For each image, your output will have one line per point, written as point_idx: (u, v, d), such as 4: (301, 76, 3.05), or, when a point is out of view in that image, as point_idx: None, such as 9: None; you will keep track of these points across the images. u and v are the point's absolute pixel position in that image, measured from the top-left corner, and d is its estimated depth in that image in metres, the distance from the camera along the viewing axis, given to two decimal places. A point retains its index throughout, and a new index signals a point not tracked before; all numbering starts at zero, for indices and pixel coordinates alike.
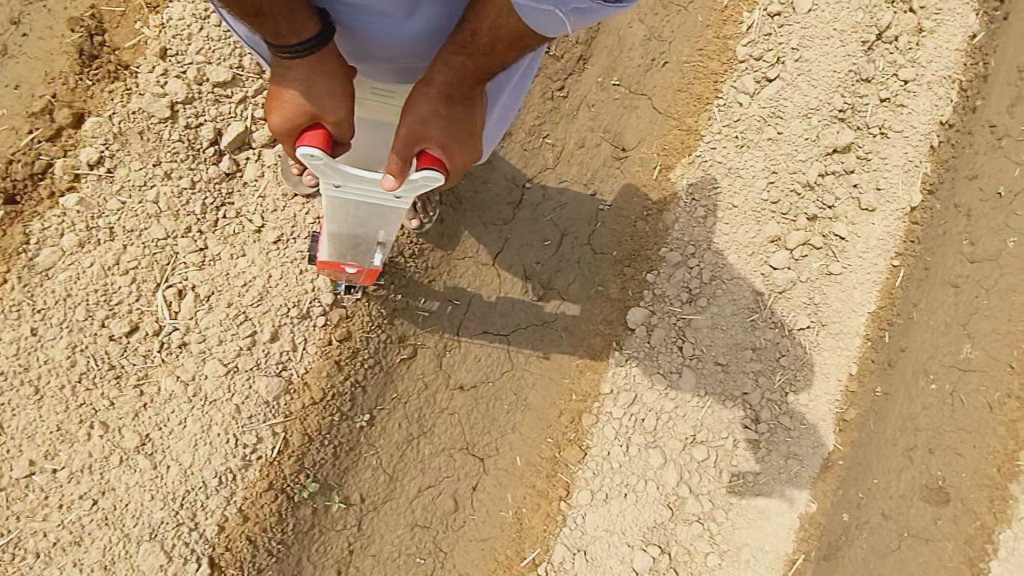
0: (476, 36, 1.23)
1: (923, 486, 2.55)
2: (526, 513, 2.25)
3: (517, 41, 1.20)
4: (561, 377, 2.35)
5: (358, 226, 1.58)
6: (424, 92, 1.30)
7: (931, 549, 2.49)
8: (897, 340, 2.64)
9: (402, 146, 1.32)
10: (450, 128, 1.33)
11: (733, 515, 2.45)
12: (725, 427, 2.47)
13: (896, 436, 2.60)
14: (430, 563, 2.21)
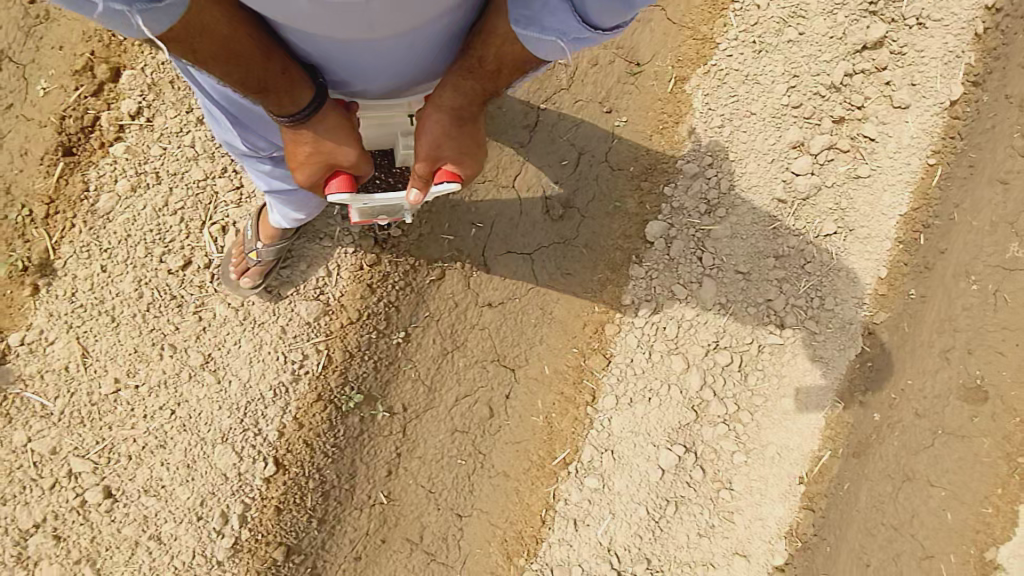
0: (483, 63, 1.32)
1: (960, 384, 2.57)
2: (555, 417, 2.41)
3: (519, 65, 1.31)
4: (584, 292, 2.44)
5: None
6: (437, 118, 1.41)
7: (965, 445, 2.55)
8: (937, 243, 2.61)
9: (422, 167, 1.50)
10: (462, 144, 1.47)
11: (759, 416, 2.55)
12: (750, 333, 2.52)
13: (932, 338, 2.60)
14: (471, 463, 2.46)
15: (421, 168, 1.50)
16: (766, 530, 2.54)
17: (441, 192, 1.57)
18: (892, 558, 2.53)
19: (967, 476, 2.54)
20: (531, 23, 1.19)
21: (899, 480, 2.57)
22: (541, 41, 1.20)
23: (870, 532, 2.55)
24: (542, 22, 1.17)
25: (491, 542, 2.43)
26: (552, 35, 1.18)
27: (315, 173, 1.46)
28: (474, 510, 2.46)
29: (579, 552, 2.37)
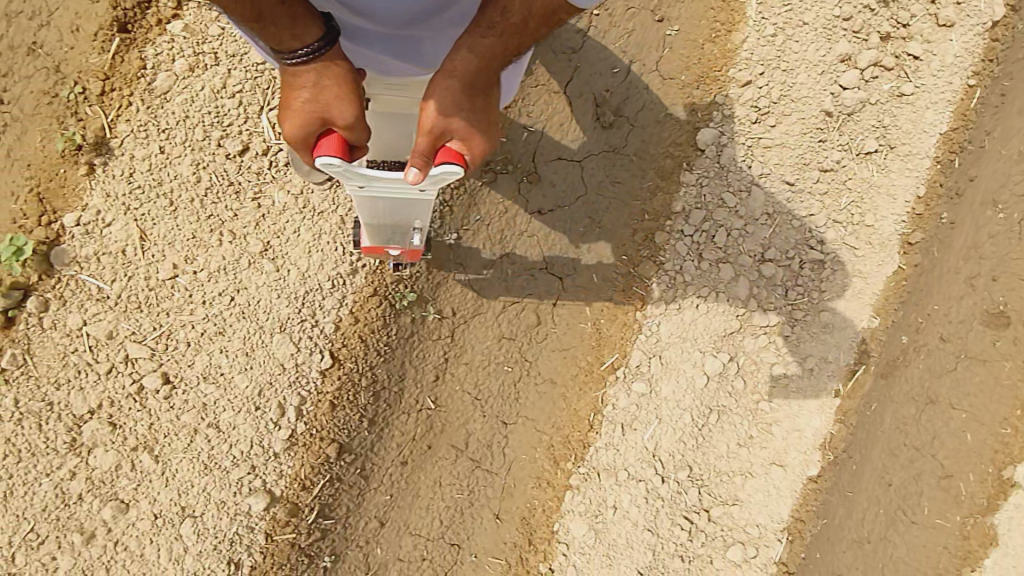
0: (507, 14, 1.30)
1: (982, 311, 2.47)
2: (604, 323, 2.43)
3: (551, 14, 1.29)
4: (634, 201, 2.46)
5: (392, 214, 1.67)
6: (446, 84, 1.31)
7: (986, 369, 2.44)
8: (966, 171, 2.59)
9: (423, 142, 1.34)
10: (473, 117, 1.34)
11: (799, 329, 2.60)
12: (793, 248, 2.56)
13: (958, 264, 2.54)
14: (518, 370, 2.45)
15: (423, 145, 1.34)
16: (803, 442, 2.60)
17: (442, 179, 1.38)
18: (913, 478, 2.48)
19: (989, 403, 2.42)
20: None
21: (923, 402, 2.51)
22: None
23: (893, 453, 2.51)
24: None
25: (537, 447, 2.45)
26: None
27: (309, 127, 1.31)
28: (520, 417, 2.46)
29: (625, 457, 2.39)
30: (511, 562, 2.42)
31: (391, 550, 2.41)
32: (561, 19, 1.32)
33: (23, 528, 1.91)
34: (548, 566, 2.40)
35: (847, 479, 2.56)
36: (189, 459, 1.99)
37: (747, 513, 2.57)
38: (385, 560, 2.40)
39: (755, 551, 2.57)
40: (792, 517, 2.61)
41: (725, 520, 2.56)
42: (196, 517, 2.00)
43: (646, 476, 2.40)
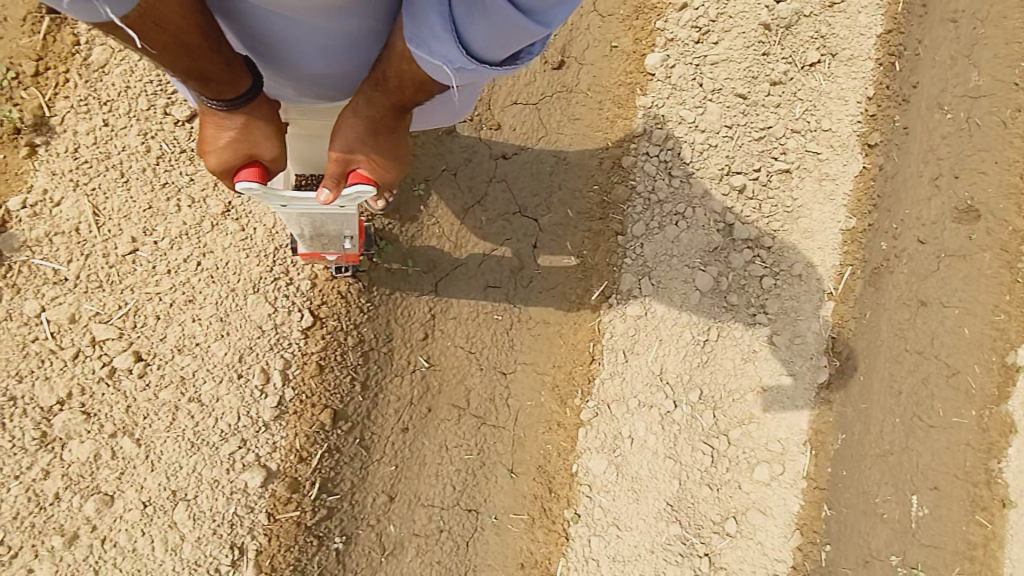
0: (388, 79, 1.31)
1: (952, 208, 2.72)
2: (588, 253, 2.40)
3: (421, 84, 1.28)
4: (595, 132, 2.47)
5: (322, 225, 1.65)
6: (350, 122, 1.39)
7: (969, 263, 2.70)
8: (908, 79, 2.76)
9: (335, 170, 1.46)
10: (377, 151, 1.42)
11: (781, 240, 2.59)
12: (757, 158, 2.58)
13: (920, 168, 2.75)
14: (508, 318, 2.37)
15: (335, 170, 1.45)
16: (805, 349, 2.56)
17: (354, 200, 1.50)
18: (922, 382, 2.64)
19: (977, 291, 2.68)
20: (422, 44, 1.16)
21: (916, 305, 2.68)
22: (434, 65, 1.18)
23: (898, 360, 2.66)
24: (429, 45, 1.15)
25: (541, 390, 2.37)
26: (439, 60, 1.16)
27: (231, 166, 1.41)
28: (518, 364, 2.37)
29: (632, 384, 2.33)
30: (534, 514, 2.32)
31: (404, 526, 2.27)
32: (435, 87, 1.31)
33: None
34: (573, 511, 2.29)
35: (858, 392, 2.62)
36: (174, 438, 1.87)
37: (766, 431, 2.52)
38: (400, 537, 2.27)
39: (781, 468, 2.52)
40: (811, 429, 2.56)
41: (745, 441, 2.50)
42: (189, 500, 1.88)
43: (657, 402, 2.34)
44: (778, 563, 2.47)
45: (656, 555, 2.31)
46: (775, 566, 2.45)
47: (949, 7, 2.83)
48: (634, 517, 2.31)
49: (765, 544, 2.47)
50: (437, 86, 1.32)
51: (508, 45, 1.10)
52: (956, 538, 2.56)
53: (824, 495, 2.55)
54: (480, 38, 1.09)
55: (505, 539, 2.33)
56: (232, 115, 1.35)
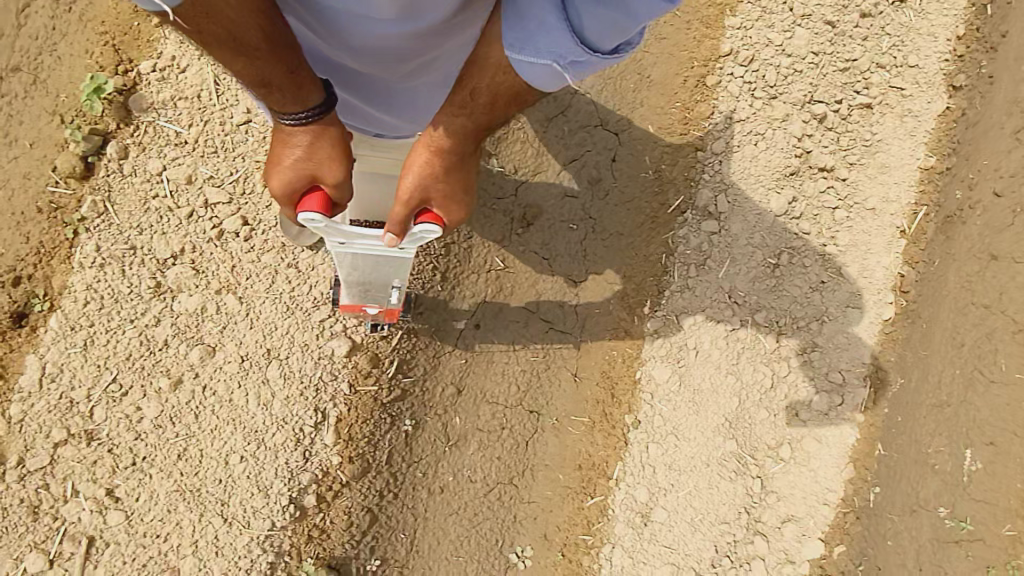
0: (475, 95, 1.31)
1: None
2: (666, 168, 2.44)
3: (515, 95, 1.31)
4: (681, 51, 2.49)
5: (372, 269, 1.71)
6: (427, 156, 1.40)
7: None
8: (997, 28, 2.65)
9: (404, 207, 1.48)
10: (448, 184, 1.45)
11: (859, 174, 2.60)
12: (840, 90, 2.58)
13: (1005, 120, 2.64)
14: (582, 229, 2.46)
15: (404, 207, 1.48)
16: (873, 284, 2.58)
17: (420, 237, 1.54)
18: (985, 337, 2.49)
19: None
20: (528, 46, 1.19)
21: (986, 259, 2.53)
22: (537, 66, 1.21)
23: (962, 311, 2.53)
24: (537, 42, 1.18)
25: (610, 299, 2.42)
26: (546, 56, 1.18)
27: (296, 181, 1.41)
28: (589, 273, 2.44)
29: (701, 298, 2.38)
30: (595, 418, 2.39)
31: (469, 420, 2.39)
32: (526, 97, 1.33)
33: (106, 379, 1.91)
34: (634, 417, 2.34)
35: (919, 339, 2.56)
36: (272, 299, 1.99)
37: (828, 361, 2.53)
38: (465, 431, 2.38)
39: (841, 399, 2.53)
40: (873, 363, 2.58)
41: (807, 370, 2.51)
42: (282, 359, 2.00)
43: (723, 317, 2.39)
44: (829, 492, 2.49)
45: (711, 468, 2.35)
46: (824, 495, 2.48)
47: None
48: (693, 429, 2.35)
49: (819, 472, 2.49)
50: (528, 97, 1.34)
51: (623, 30, 1.16)
52: (1008, 495, 2.36)
53: (880, 428, 2.55)
54: (596, 24, 1.14)
55: (563, 441, 2.41)
56: (301, 131, 1.36)
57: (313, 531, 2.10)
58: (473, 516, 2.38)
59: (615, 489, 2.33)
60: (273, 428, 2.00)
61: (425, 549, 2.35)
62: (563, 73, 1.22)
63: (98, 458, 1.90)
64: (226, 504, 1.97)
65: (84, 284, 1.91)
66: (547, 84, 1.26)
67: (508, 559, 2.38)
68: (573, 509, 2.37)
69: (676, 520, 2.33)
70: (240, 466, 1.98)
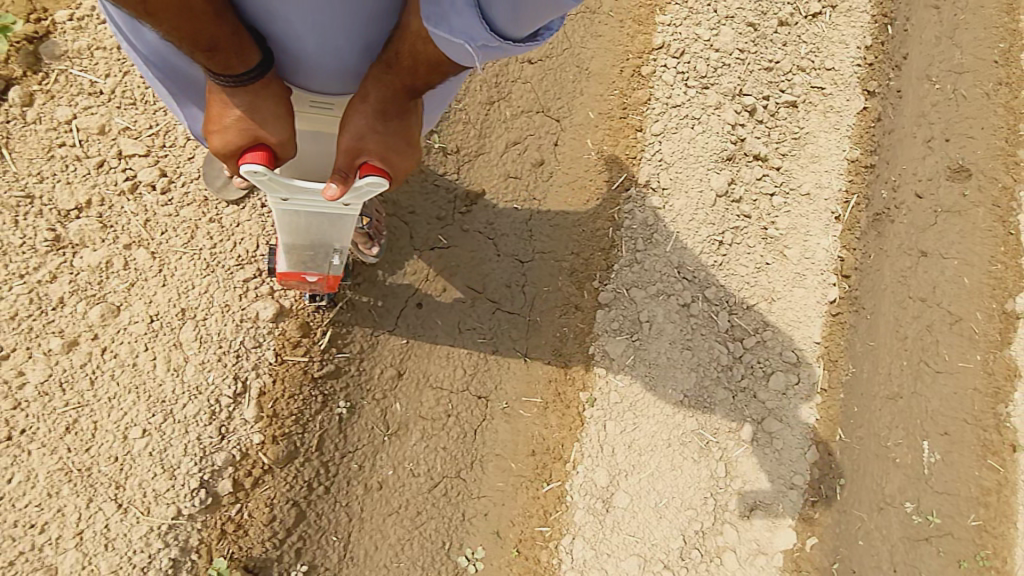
0: (399, 59, 1.19)
1: (946, 167, 2.82)
2: (608, 149, 2.50)
3: (437, 64, 1.16)
4: (616, 46, 2.63)
5: (314, 231, 1.56)
6: (359, 109, 1.26)
7: (966, 219, 2.78)
8: (899, 50, 2.93)
9: (344, 159, 1.31)
10: (389, 138, 1.30)
11: (791, 163, 2.72)
12: (766, 86, 2.74)
13: (914, 130, 2.87)
14: (528, 209, 2.43)
15: (342, 161, 1.32)
16: (815, 264, 2.62)
17: (365, 191, 1.34)
18: (926, 330, 2.67)
19: (972, 244, 2.75)
20: (441, 22, 1.04)
21: (916, 255, 2.74)
22: (453, 44, 1.06)
23: (902, 305, 2.69)
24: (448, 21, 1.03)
25: (558, 276, 2.37)
26: (459, 38, 1.04)
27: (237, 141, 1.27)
28: (537, 253, 2.40)
29: (652, 273, 2.36)
30: (547, 399, 2.25)
31: (411, 406, 2.18)
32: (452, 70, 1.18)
33: None
34: (589, 394, 2.22)
35: (866, 329, 2.64)
36: (189, 255, 1.85)
37: (779, 340, 2.51)
38: (405, 418, 2.17)
39: (797, 378, 2.49)
40: (823, 342, 2.57)
41: (759, 350, 2.48)
42: (198, 321, 1.82)
43: (675, 291, 2.36)
44: (796, 476, 2.38)
45: (672, 448, 2.23)
46: (792, 479, 2.37)
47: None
48: (651, 406, 2.24)
49: (783, 453, 2.39)
50: (454, 69, 1.19)
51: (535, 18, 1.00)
52: (971, 485, 2.52)
53: (838, 409, 2.53)
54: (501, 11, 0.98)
55: (515, 427, 2.24)
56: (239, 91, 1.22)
57: (227, 525, 1.84)
58: (417, 516, 2.12)
59: (573, 473, 2.15)
60: (183, 399, 1.78)
61: (361, 556, 2.07)
62: (479, 54, 1.08)
63: None
64: (121, 487, 1.69)
65: None
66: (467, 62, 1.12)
67: (457, 563, 2.12)
68: (528, 499, 2.17)
69: (639, 507, 2.16)
70: (141, 443, 1.72)
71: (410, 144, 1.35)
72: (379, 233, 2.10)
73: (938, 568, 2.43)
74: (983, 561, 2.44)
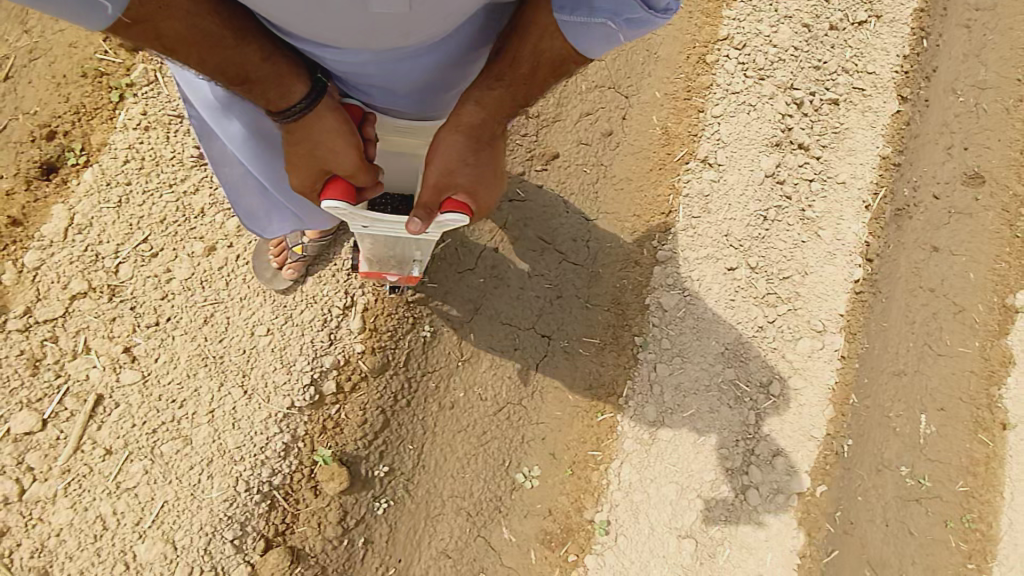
0: (516, 64, 1.31)
1: (962, 172, 3.05)
2: (671, 124, 2.73)
3: (560, 62, 1.30)
4: (685, 34, 2.86)
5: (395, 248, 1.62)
6: (452, 139, 1.38)
7: (975, 221, 3.00)
8: (931, 62, 3.16)
9: (430, 196, 1.39)
10: (476, 172, 1.40)
11: (829, 154, 2.94)
12: (815, 82, 2.98)
13: (936, 137, 3.11)
14: (595, 173, 2.66)
15: (428, 197, 1.39)
16: (846, 246, 2.86)
17: (449, 226, 1.42)
18: (932, 316, 2.90)
19: (980, 243, 2.98)
20: (580, 8, 1.19)
21: (929, 249, 2.98)
22: (594, 27, 1.20)
23: (913, 293, 2.93)
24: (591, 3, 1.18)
25: (620, 235, 2.61)
26: (602, 17, 1.18)
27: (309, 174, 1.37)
28: (601, 214, 2.63)
29: (703, 238, 2.59)
30: (605, 340, 2.51)
31: (482, 338, 2.41)
32: (569, 68, 1.33)
33: (136, 239, 1.87)
34: (643, 338, 2.47)
35: (880, 309, 2.88)
36: None
37: (809, 310, 2.76)
38: (477, 347, 2.40)
39: (821, 344, 2.75)
40: (845, 316, 2.82)
41: (791, 318, 2.73)
42: None
43: (723, 257, 2.61)
44: (815, 428, 2.67)
45: (711, 391, 2.49)
46: (810, 430, 2.65)
47: (965, 15, 3.24)
48: (697, 354, 2.50)
49: (804, 407, 2.67)
50: (574, 66, 1.34)
51: None
52: (960, 454, 2.75)
53: (853, 375, 2.77)
54: None
55: (575, 364, 2.48)
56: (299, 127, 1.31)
57: (328, 423, 2.05)
58: (482, 434, 2.36)
59: (624, 406, 2.42)
60: (302, 306, 2.01)
61: (431, 465, 2.30)
62: (616, 33, 1.23)
63: (117, 315, 1.83)
64: (247, 376, 1.91)
65: (126, 144, 1.92)
66: (601, 48, 1.27)
67: (515, 479, 2.36)
68: (583, 426, 2.43)
69: (680, 440, 2.43)
70: (265, 339, 1.95)
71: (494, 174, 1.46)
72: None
73: (925, 525, 2.66)
74: (968, 524, 2.66)
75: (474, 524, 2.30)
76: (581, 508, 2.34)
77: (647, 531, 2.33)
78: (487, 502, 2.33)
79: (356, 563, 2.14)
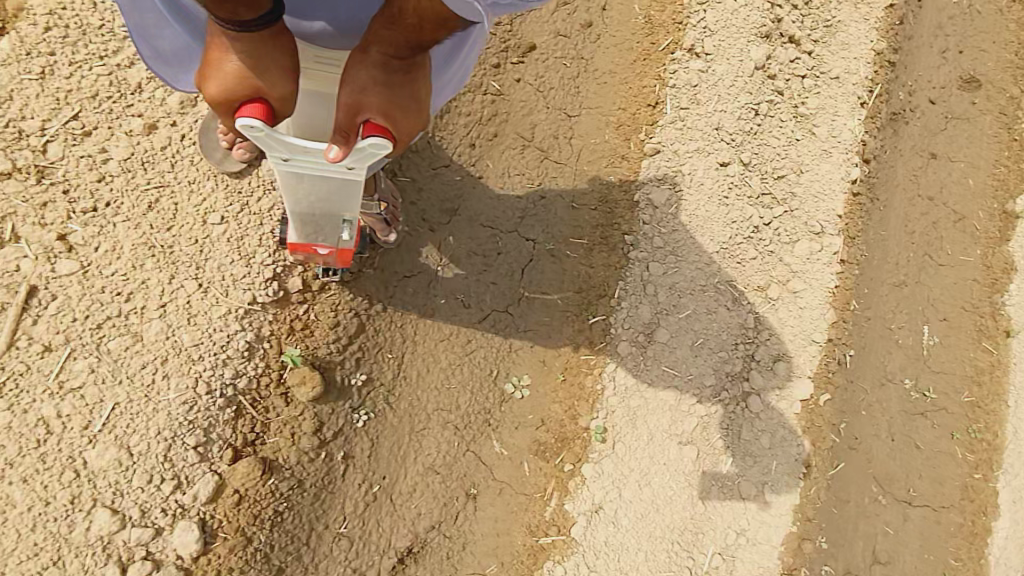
0: (404, 17, 1.14)
1: (958, 77, 2.94)
2: (655, 12, 2.58)
3: (441, 21, 1.12)
4: None
5: (324, 198, 1.47)
6: (359, 60, 1.20)
7: (971, 126, 2.90)
8: None
9: (343, 117, 1.22)
10: (395, 94, 1.22)
11: (821, 48, 2.79)
12: None
13: (932, 40, 2.95)
14: (575, 67, 2.51)
15: (341, 120, 1.23)
16: (840, 144, 2.72)
17: (368, 153, 1.26)
18: (932, 226, 2.77)
19: (977, 148, 2.87)
20: None
21: (928, 156, 2.85)
22: (455, 0, 1.04)
23: (912, 202, 2.78)
24: None
25: (605, 129, 2.47)
26: None
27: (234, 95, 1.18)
28: (583, 109, 2.48)
29: (692, 129, 2.46)
30: (593, 241, 2.35)
31: (463, 242, 2.26)
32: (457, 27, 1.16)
33: (64, 116, 1.74)
34: (634, 236, 2.33)
35: (879, 220, 2.73)
36: None
37: (806, 210, 2.63)
38: (457, 252, 2.24)
39: (820, 246, 2.61)
40: (844, 218, 2.66)
41: (788, 221, 2.58)
42: None
43: (715, 150, 2.47)
44: (816, 331, 2.52)
45: (707, 293, 2.35)
46: (812, 334, 2.51)
47: None
48: (693, 252, 2.36)
49: (805, 310, 2.53)
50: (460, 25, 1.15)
51: None
52: (965, 363, 2.62)
53: (853, 280, 2.62)
54: None
55: (562, 266, 2.34)
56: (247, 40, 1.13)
57: (296, 323, 1.90)
58: (467, 343, 2.20)
59: (616, 308, 2.27)
60: (259, 193, 1.85)
61: (413, 376, 2.13)
62: (479, 8, 1.06)
63: (49, 201, 1.69)
64: (200, 268, 1.77)
65: (45, 9, 1.77)
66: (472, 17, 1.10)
67: (503, 389, 2.21)
68: (574, 330, 2.28)
69: (677, 343, 2.29)
70: (219, 228, 1.80)
71: (416, 100, 1.27)
72: (396, 217, 2.05)
73: (932, 438, 2.54)
74: (974, 435, 2.54)
75: (463, 438, 2.15)
76: (575, 416, 2.20)
77: (646, 438, 2.20)
78: (476, 414, 2.18)
79: (337, 480, 1.98)
